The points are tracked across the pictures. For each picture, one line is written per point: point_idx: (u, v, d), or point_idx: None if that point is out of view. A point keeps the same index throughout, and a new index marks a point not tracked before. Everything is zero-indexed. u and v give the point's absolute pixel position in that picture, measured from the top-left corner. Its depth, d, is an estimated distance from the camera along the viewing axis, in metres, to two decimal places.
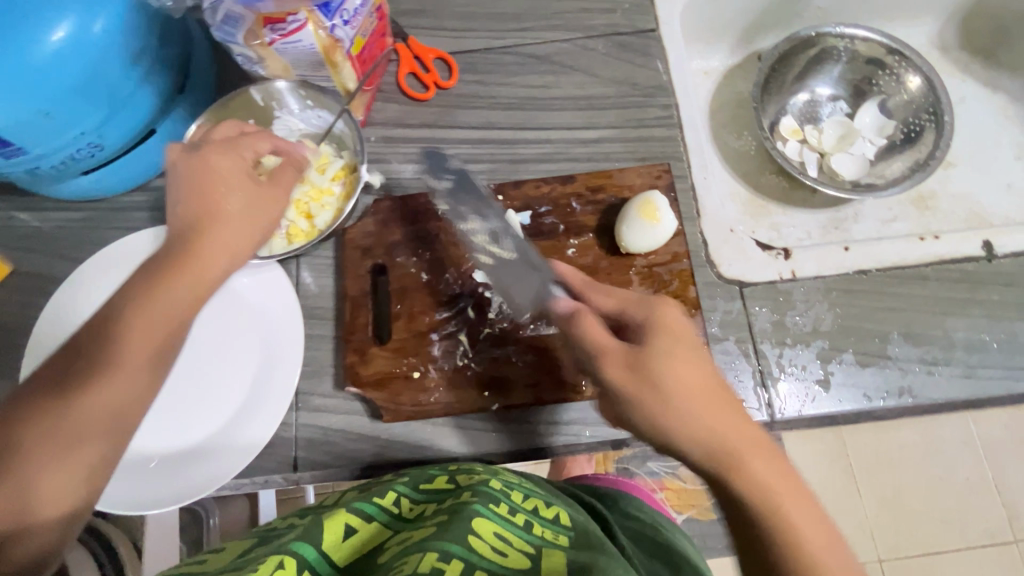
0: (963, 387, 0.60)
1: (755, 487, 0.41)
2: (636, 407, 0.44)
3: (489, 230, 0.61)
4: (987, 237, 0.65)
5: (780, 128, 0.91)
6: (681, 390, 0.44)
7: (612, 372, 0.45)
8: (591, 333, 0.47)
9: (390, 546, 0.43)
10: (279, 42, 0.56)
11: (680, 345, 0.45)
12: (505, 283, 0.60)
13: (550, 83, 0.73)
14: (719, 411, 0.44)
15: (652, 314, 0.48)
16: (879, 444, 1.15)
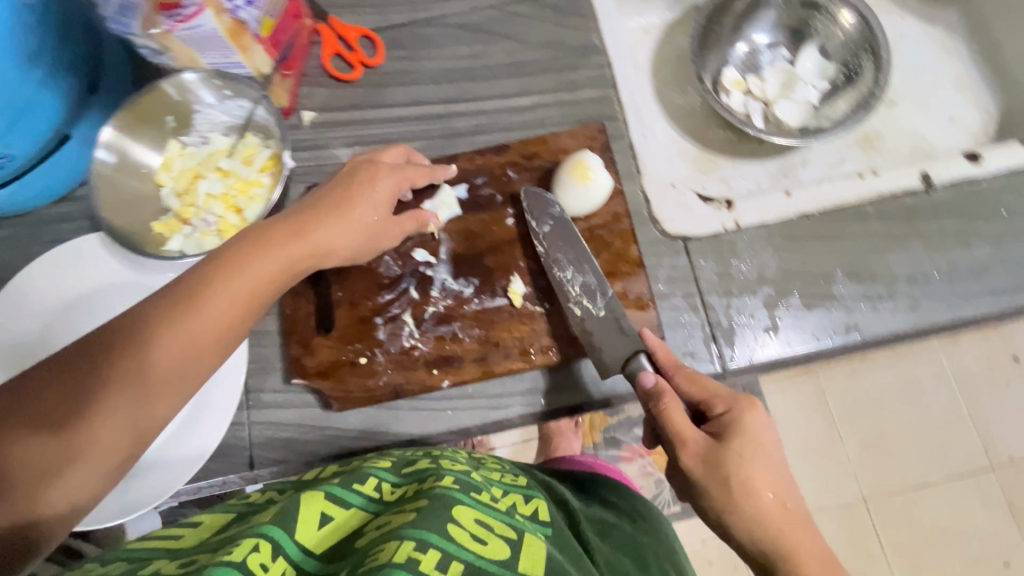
0: (907, 319, 0.61)
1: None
2: (738, 510, 0.49)
3: (585, 284, 0.59)
4: (925, 169, 0.65)
5: (723, 80, 0.90)
6: (784, 509, 0.49)
7: (688, 461, 0.50)
8: (674, 421, 0.50)
9: (369, 532, 0.40)
10: (178, 29, 0.53)
11: (771, 456, 0.50)
12: (587, 338, 0.58)
13: (479, 52, 0.72)
14: (785, 519, 0.49)
15: (734, 406, 0.51)
16: (852, 388, 1.17)
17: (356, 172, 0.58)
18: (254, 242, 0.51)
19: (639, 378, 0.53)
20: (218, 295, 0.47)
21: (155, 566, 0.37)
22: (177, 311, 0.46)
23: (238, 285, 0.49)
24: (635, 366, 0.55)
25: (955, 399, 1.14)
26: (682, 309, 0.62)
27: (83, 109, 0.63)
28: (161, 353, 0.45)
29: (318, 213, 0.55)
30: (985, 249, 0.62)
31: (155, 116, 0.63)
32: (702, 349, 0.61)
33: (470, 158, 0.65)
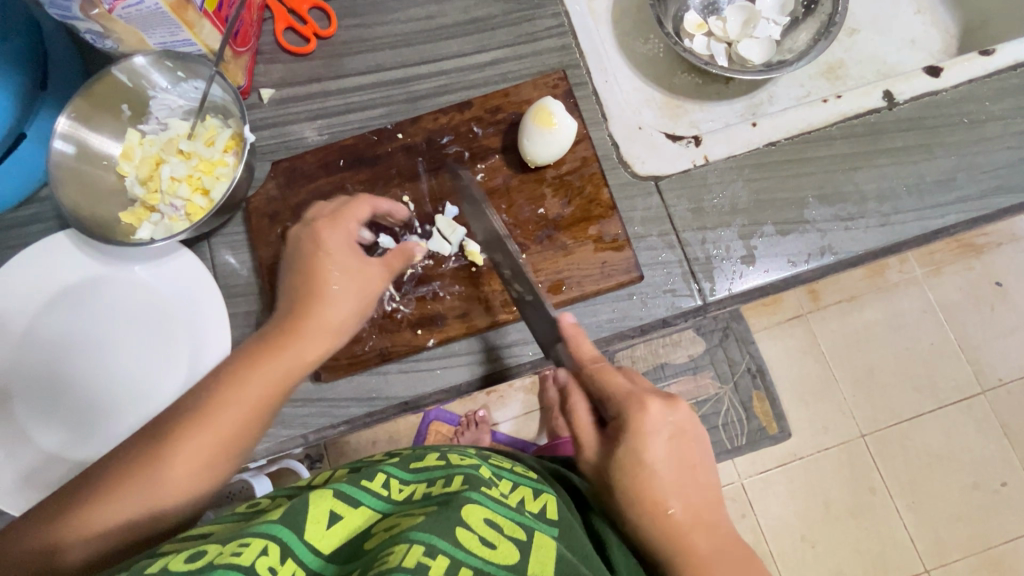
0: (880, 236, 0.62)
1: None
2: (626, 517, 0.50)
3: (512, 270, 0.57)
4: (887, 87, 0.65)
5: (685, 25, 0.89)
6: (675, 517, 0.49)
7: (585, 465, 0.53)
8: (576, 425, 0.53)
9: (377, 533, 0.39)
10: (118, 7, 0.52)
11: (653, 462, 0.49)
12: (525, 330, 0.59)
13: (434, 13, 0.70)
14: (683, 531, 0.48)
15: (625, 409, 0.50)
16: (841, 326, 1.19)
17: (322, 245, 0.55)
18: (246, 351, 0.52)
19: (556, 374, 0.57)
20: (221, 405, 0.49)
21: (162, 562, 0.34)
22: (185, 427, 0.48)
23: (237, 395, 0.49)
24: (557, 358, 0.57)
25: (941, 324, 1.17)
26: (658, 248, 0.62)
27: (35, 106, 0.62)
28: (179, 468, 0.46)
29: (302, 306, 0.53)
30: (950, 159, 0.63)
31: (109, 103, 0.61)
32: (681, 285, 0.62)
33: (433, 118, 0.64)
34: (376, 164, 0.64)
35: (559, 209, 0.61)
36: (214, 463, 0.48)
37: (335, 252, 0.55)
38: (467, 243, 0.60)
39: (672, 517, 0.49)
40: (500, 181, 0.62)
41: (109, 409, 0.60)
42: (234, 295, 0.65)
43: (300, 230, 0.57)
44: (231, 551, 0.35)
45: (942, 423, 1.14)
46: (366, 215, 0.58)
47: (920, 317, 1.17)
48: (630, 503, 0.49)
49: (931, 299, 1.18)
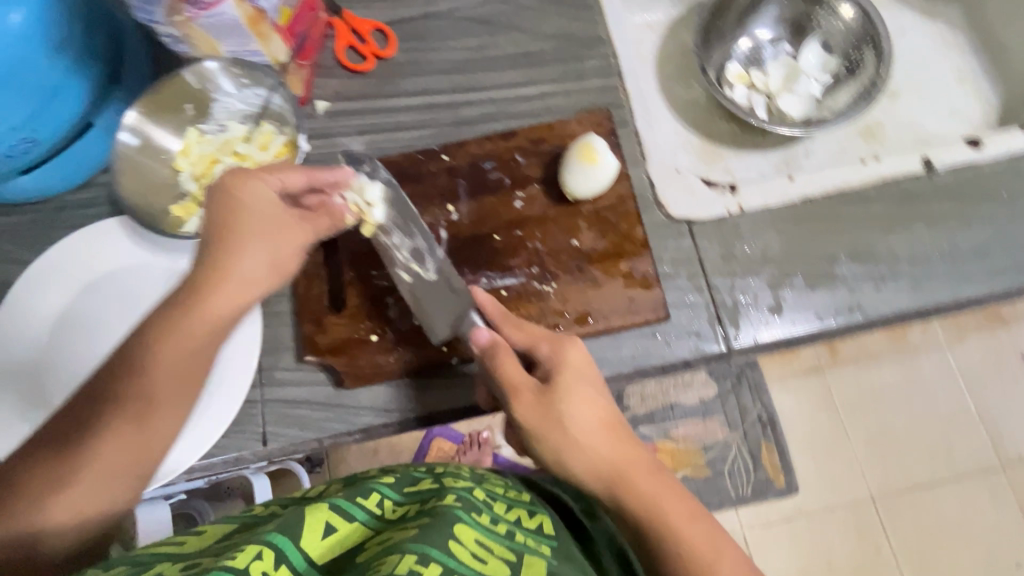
0: (911, 299, 0.62)
1: (638, 509, 0.49)
2: (566, 444, 0.51)
3: (412, 247, 0.61)
4: (926, 154, 0.66)
5: (727, 74, 0.91)
6: (606, 427, 0.52)
7: (523, 405, 0.52)
8: (507, 367, 0.53)
9: (370, 546, 0.39)
10: (201, 16, 0.55)
11: (586, 385, 0.53)
12: (416, 308, 0.59)
13: (487, 44, 0.74)
14: (616, 439, 0.52)
15: (557, 345, 0.54)
16: (859, 383, 1.17)
17: (234, 199, 0.52)
18: (166, 310, 0.50)
19: (474, 334, 0.56)
20: (156, 376, 0.48)
21: (160, 567, 0.36)
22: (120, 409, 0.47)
23: (168, 362, 0.48)
24: (466, 325, 0.58)
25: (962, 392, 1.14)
26: (687, 290, 0.63)
27: (105, 98, 0.65)
28: (133, 446, 0.47)
29: (221, 259, 0.51)
30: (986, 229, 0.64)
31: (174, 103, 0.65)
32: (706, 329, 0.62)
33: (479, 143, 0.66)
34: (419, 182, 0.66)
35: (592, 242, 0.62)
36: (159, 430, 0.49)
37: (259, 206, 0.53)
38: (371, 209, 0.61)
39: (599, 427, 0.52)
40: (537, 209, 0.63)
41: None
42: None
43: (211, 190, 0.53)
44: (226, 556, 0.35)
45: (956, 493, 1.11)
46: (303, 184, 0.55)
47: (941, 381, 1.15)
48: (570, 426, 0.51)
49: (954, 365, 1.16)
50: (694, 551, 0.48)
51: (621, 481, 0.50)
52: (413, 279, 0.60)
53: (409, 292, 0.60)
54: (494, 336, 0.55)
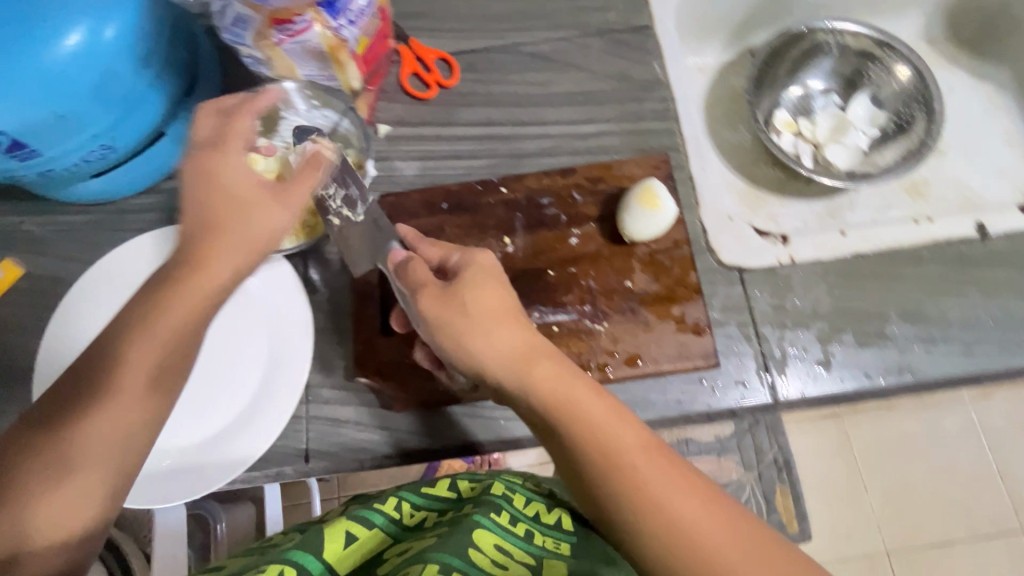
0: (962, 364, 0.62)
1: (541, 391, 0.47)
2: (470, 333, 0.50)
3: (348, 197, 0.60)
4: (979, 219, 0.67)
5: (775, 120, 0.93)
6: (513, 316, 0.51)
7: (426, 301, 0.51)
8: (415, 273, 0.54)
9: (391, 557, 0.44)
10: (286, 42, 0.58)
11: (490, 278, 0.53)
12: (348, 248, 0.62)
13: (548, 80, 0.75)
14: (520, 329, 0.50)
15: (466, 252, 0.55)
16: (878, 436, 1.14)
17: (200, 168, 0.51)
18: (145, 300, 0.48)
19: (390, 256, 0.58)
20: (137, 352, 0.47)
21: None
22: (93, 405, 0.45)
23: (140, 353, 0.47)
24: (387, 253, 0.60)
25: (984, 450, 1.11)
26: (735, 338, 0.63)
27: (179, 110, 0.68)
28: (109, 442, 0.45)
29: (198, 245, 0.50)
30: None
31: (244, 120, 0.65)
32: (753, 379, 0.62)
33: (537, 178, 0.67)
34: (476, 212, 0.67)
35: (646, 284, 0.62)
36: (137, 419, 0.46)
37: (229, 174, 0.51)
38: None
39: (506, 317, 0.51)
40: (592, 248, 0.64)
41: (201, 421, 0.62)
42: (318, 310, 0.67)
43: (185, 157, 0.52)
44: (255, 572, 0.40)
45: (977, 555, 1.08)
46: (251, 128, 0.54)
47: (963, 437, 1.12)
48: (474, 315, 0.50)
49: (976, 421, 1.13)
50: (605, 434, 0.44)
51: (525, 365, 0.48)
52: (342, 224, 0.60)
53: (338, 234, 0.62)
54: (411, 254, 0.57)
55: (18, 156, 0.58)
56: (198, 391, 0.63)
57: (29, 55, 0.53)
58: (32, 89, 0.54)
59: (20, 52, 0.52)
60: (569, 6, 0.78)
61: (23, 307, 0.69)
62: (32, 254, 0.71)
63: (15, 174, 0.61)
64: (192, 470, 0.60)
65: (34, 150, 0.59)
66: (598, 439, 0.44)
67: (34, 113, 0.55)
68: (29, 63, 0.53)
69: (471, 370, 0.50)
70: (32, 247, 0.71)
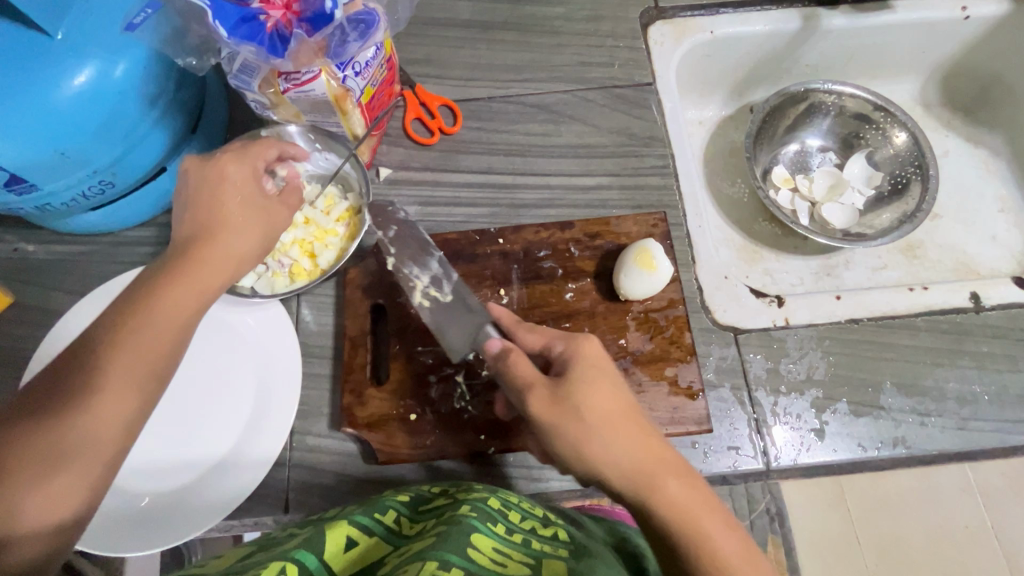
0: (955, 439, 0.61)
1: (667, 510, 0.45)
2: (590, 443, 0.47)
3: (431, 276, 0.63)
4: (974, 289, 0.67)
5: (772, 176, 0.94)
6: (634, 423, 0.48)
7: (539, 402, 0.48)
8: (520, 366, 0.50)
9: (391, 559, 0.41)
10: (291, 91, 0.58)
11: (600, 374, 0.49)
12: (434, 328, 0.60)
13: (550, 132, 0.76)
14: (640, 437, 0.48)
15: (572, 342, 0.52)
16: (863, 518, 0.63)
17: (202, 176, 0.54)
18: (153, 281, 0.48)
19: (487, 345, 0.55)
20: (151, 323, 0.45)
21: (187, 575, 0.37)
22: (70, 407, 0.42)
23: (128, 356, 0.44)
24: (482, 338, 0.58)
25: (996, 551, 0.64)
26: (729, 402, 0.62)
27: (182, 146, 0.68)
28: (89, 435, 0.42)
29: (204, 239, 0.50)
30: None
31: None
32: (747, 444, 0.61)
33: (535, 231, 0.67)
34: (472, 262, 0.67)
35: (640, 343, 0.62)
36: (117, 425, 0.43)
37: (233, 181, 0.53)
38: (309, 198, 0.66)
39: (626, 424, 0.48)
40: (587, 304, 0.64)
41: (181, 459, 0.60)
42: (308, 354, 0.66)
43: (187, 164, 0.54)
44: (254, 568, 0.37)
45: None
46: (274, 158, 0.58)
47: (969, 519, 0.64)
48: (595, 421, 0.47)
49: (982, 525, 0.64)
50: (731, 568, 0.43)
51: (646, 477, 0.46)
52: (432, 305, 0.61)
53: (428, 318, 0.61)
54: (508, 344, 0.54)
55: (16, 189, 0.58)
56: (179, 433, 0.61)
57: (37, 93, 0.53)
58: (37, 126, 0.54)
59: (27, 91, 0.53)
60: (574, 60, 0.80)
61: (6, 335, 0.68)
62: (22, 282, 0.70)
63: (11, 207, 0.61)
64: (166, 516, 0.57)
65: (33, 184, 0.58)
66: (721, 566, 0.43)
67: (35, 149, 0.55)
68: (36, 101, 0.53)
69: (585, 477, 0.48)
70: (22, 274, 0.71)
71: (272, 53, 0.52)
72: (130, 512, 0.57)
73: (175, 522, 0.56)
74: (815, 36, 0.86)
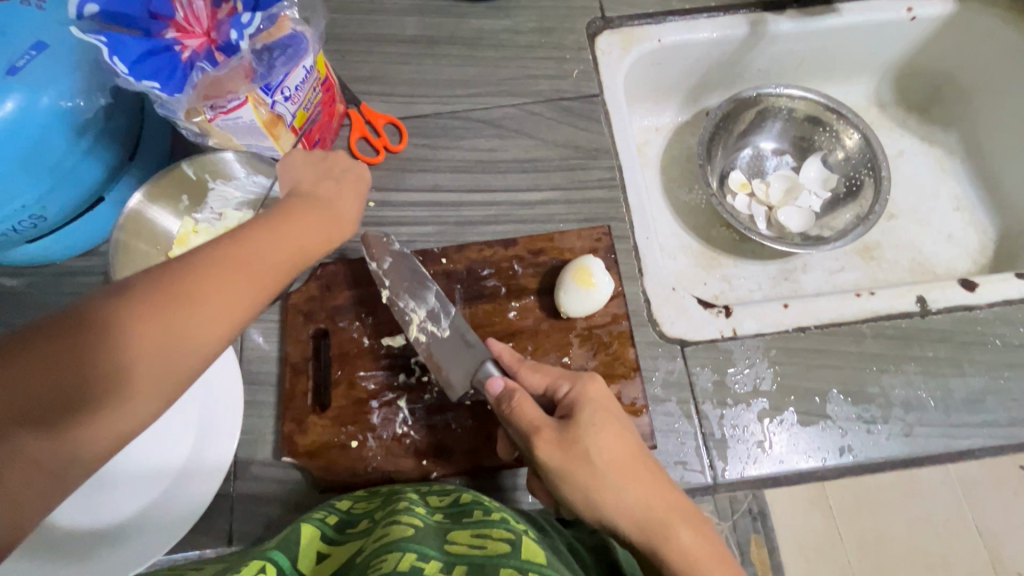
0: (901, 446, 0.62)
1: (682, 561, 0.46)
2: (596, 487, 0.48)
3: (427, 310, 0.62)
4: (921, 293, 0.67)
5: (729, 181, 0.93)
6: (641, 465, 0.49)
7: (544, 446, 0.49)
8: (523, 411, 0.51)
9: (369, 546, 0.39)
10: (219, 118, 0.56)
11: (609, 418, 0.51)
12: (434, 366, 0.60)
13: (497, 147, 0.76)
14: (648, 479, 0.49)
15: (578, 382, 0.54)
16: (851, 518, 0.61)
17: (292, 176, 0.56)
18: (218, 251, 0.43)
19: (488, 384, 0.55)
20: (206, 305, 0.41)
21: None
22: (92, 380, 0.36)
23: (163, 340, 0.39)
24: (482, 374, 0.58)
25: (980, 547, 0.60)
26: (676, 415, 0.62)
27: (119, 175, 0.67)
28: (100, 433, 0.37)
29: (280, 224, 0.48)
30: (979, 378, 0.64)
31: (171, 193, 0.67)
32: (693, 458, 0.61)
33: (478, 249, 0.67)
34: None
35: (584, 360, 0.63)
36: (131, 424, 0.38)
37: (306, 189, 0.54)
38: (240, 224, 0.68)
39: (633, 465, 0.49)
40: (530, 322, 0.64)
41: (114, 486, 0.57)
42: (251, 381, 0.65)
43: (295, 157, 0.58)
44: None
45: None
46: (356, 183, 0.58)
47: (949, 514, 0.61)
48: (604, 466, 0.48)
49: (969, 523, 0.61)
50: None
51: (659, 526, 0.47)
52: (428, 340, 0.61)
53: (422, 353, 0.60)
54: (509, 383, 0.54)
55: None
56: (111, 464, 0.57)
57: None
58: None
59: None
60: (520, 73, 0.79)
61: None
62: None
63: None
64: (104, 550, 0.54)
65: None
66: None
67: None
68: None
69: (594, 521, 0.49)
70: None
71: (172, 90, 0.52)
72: (63, 548, 0.54)
73: (114, 556, 0.54)
74: (763, 41, 0.86)
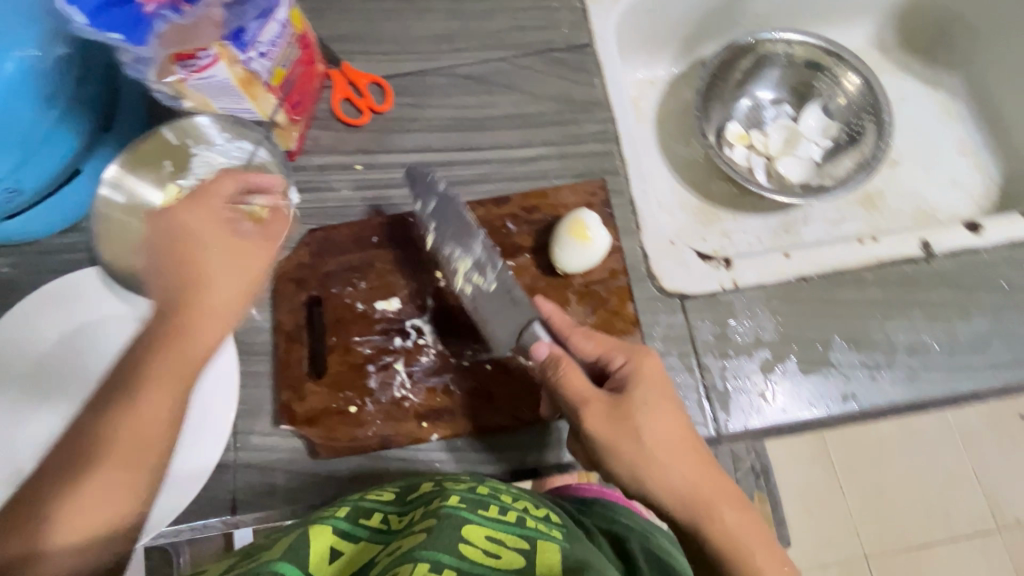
0: (906, 390, 0.61)
1: (721, 536, 0.48)
2: (645, 466, 0.49)
3: (474, 259, 0.60)
4: (925, 237, 0.65)
5: (727, 134, 0.90)
6: (691, 447, 0.50)
7: (596, 425, 0.49)
8: (575, 388, 0.50)
9: (380, 558, 0.39)
10: (192, 78, 0.54)
11: (664, 399, 0.51)
12: (477, 317, 0.59)
13: (485, 103, 0.73)
14: (696, 460, 0.50)
15: (632, 359, 0.52)
16: None
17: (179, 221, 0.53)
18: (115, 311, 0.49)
19: (533, 348, 0.54)
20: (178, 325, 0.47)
21: None
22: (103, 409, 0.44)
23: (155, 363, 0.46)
24: (527, 336, 0.56)
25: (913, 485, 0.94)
26: (677, 369, 0.61)
27: (96, 145, 0.65)
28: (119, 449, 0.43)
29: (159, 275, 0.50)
30: (984, 320, 0.63)
31: (153, 160, 0.65)
32: (697, 412, 0.60)
33: (470, 209, 0.65)
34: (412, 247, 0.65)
35: (582, 317, 0.62)
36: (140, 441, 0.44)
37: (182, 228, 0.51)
38: None
39: (685, 447, 0.50)
40: (526, 281, 0.63)
41: None
42: (246, 351, 0.64)
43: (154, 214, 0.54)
44: None
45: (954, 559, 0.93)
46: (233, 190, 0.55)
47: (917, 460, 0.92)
48: (654, 448, 0.49)
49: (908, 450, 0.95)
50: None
51: (703, 504, 0.49)
52: (474, 292, 0.60)
53: (472, 304, 0.59)
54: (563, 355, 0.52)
55: None
56: None
57: None
58: None
59: None
60: (506, 24, 0.76)
61: None
62: None
63: None
64: None
65: None
66: None
67: None
68: None
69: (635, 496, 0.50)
70: None
71: (136, 41, 0.50)
72: None
73: None
74: None
